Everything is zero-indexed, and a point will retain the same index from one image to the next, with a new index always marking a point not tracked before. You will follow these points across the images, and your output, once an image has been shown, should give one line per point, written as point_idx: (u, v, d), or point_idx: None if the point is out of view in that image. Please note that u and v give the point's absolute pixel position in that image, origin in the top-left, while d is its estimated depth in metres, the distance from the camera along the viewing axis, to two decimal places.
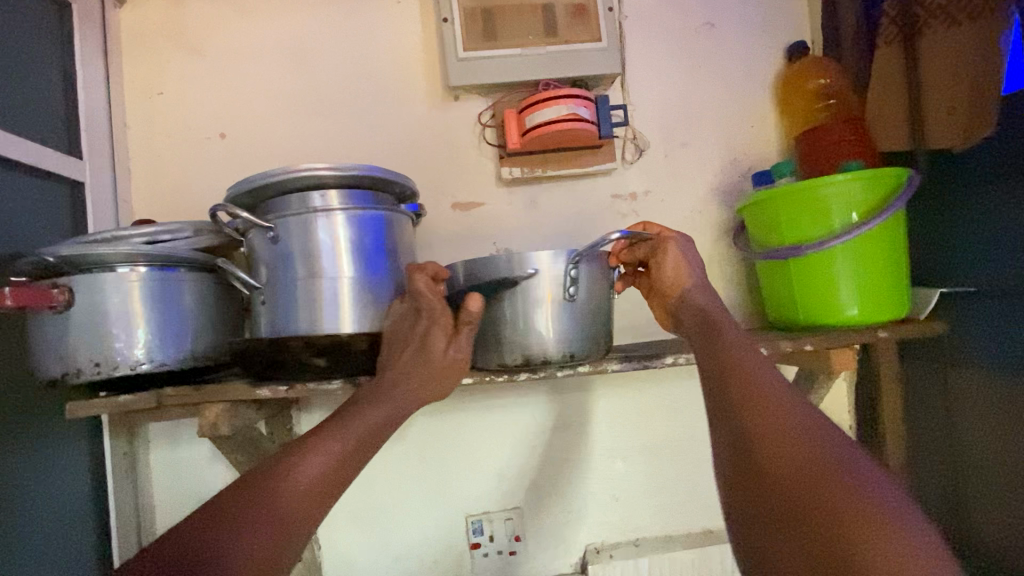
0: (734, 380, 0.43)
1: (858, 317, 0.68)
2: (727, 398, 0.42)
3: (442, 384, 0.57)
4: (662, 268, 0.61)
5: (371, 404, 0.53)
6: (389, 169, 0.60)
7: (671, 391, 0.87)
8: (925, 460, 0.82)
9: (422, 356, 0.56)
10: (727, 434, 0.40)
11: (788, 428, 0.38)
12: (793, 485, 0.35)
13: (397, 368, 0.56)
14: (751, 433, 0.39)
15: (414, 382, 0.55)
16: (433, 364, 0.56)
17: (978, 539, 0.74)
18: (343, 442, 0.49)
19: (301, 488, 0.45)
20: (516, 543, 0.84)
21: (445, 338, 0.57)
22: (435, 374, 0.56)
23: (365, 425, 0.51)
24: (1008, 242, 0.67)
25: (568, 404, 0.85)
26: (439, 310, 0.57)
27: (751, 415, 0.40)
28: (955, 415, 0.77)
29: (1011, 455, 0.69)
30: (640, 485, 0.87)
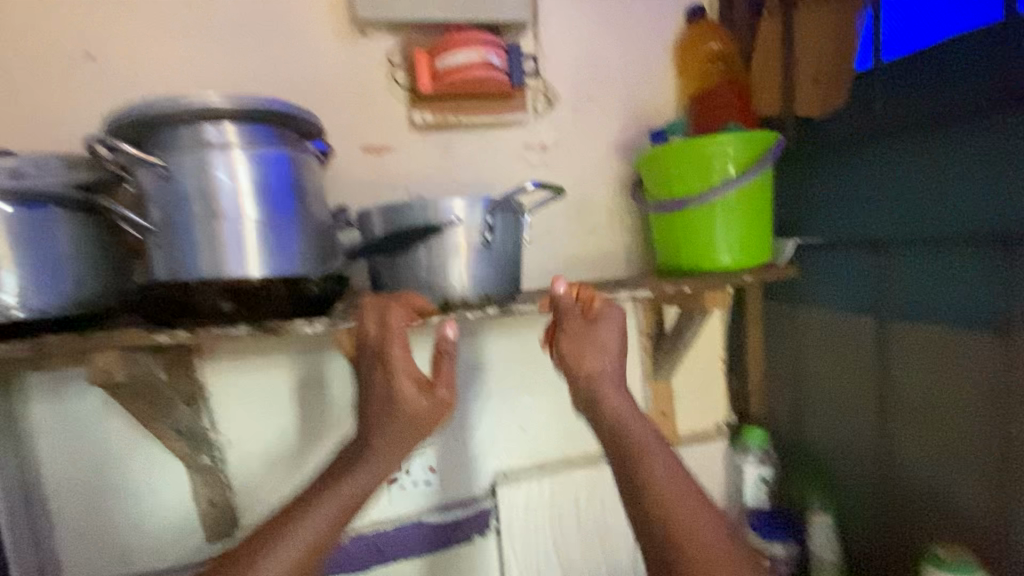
0: (626, 445, 0.57)
1: (730, 263, 0.78)
2: (634, 485, 0.54)
3: (417, 425, 0.63)
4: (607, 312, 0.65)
5: (357, 464, 0.62)
6: (292, 105, 0.58)
7: None
8: (774, 382, 0.99)
9: (388, 397, 0.63)
10: (636, 504, 0.53)
11: (693, 515, 0.51)
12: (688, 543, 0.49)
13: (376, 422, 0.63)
14: (646, 492, 0.53)
15: (392, 421, 0.63)
16: (408, 398, 0.63)
17: (812, 445, 0.93)
18: (325, 514, 0.58)
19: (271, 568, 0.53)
20: (430, 474, 0.90)
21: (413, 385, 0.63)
22: (410, 419, 0.63)
23: (352, 491, 0.60)
24: (850, 199, 0.80)
25: (481, 346, 0.91)
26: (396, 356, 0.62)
27: (638, 476, 0.54)
28: (800, 344, 0.92)
29: (840, 378, 0.86)
30: (544, 417, 0.96)
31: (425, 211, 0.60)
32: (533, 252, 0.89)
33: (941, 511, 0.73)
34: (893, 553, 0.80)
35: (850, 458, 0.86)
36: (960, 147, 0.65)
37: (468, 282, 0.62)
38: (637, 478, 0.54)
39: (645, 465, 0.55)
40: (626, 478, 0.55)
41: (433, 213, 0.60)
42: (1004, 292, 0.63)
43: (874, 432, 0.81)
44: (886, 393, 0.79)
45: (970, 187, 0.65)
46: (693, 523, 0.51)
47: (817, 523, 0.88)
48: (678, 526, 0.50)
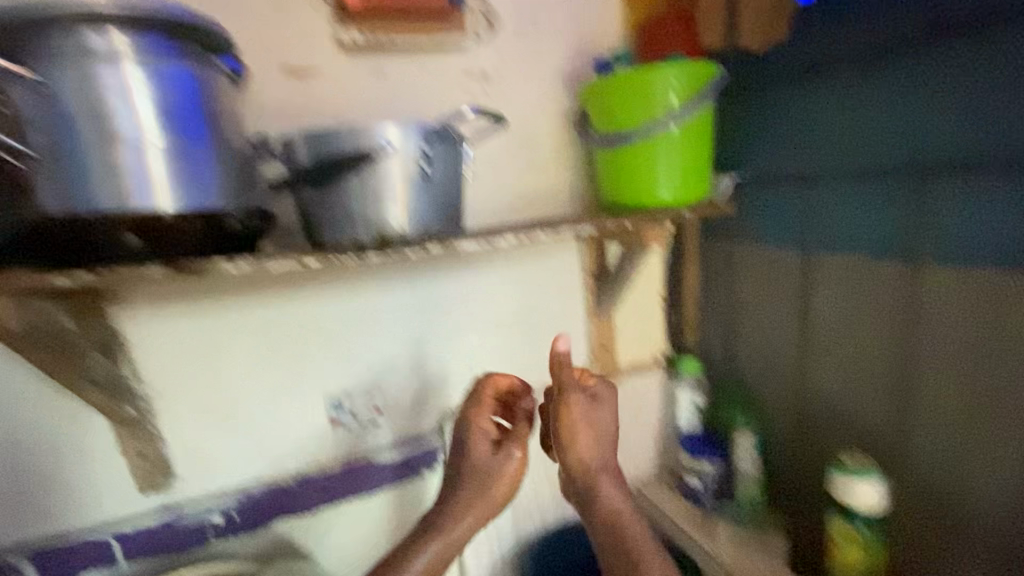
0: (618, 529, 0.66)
1: (671, 199, 0.79)
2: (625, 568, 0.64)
3: (493, 478, 0.80)
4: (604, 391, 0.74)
5: (429, 538, 0.75)
6: (193, 11, 0.51)
7: (522, 267, 0.97)
8: (708, 315, 1.05)
9: (475, 460, 0.81)
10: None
11: None
12: None
13: (454, 518, 0.77)
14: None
15: (470, 489, 0.79)
16: (484, 470, 0.80)
17: (739, 371, 1.00)
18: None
19: None
20: (376, 415, 0.91)
21: (486, 433, 0.84)
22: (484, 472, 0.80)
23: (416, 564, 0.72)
24: (786, 134, 0.82)
25: (423, 287, 0.90)
26: (472, 448, 0.82)
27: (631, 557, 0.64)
28: (733, 278, 0.97)
29: (767, 307, 0.91)
30: (490, 355, 0.97)
31: (357, 138, 0.56)
32: (478, 191, 0.86)
33: (849, 426, 0.81)
34: (806, 461, 0.90)
35: (772, 381, 0.93)
36: (886, 88, 0.68)
37: (407, 219, 0.59)
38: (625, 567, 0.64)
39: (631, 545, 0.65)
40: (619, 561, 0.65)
41: (366, 140, 0.56)
42: (915, 227, 0.68)
43: (793, 357, 0.88)
44: (807, 320, 0.85)
45: (892, 127, 0.69)
46: None
47: (742, 441, 0.96)
48: None
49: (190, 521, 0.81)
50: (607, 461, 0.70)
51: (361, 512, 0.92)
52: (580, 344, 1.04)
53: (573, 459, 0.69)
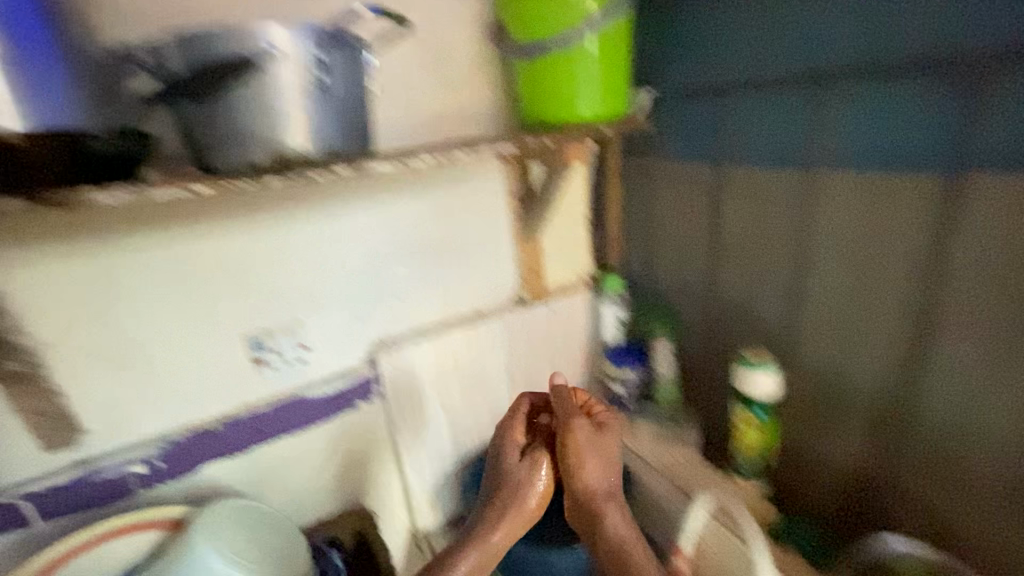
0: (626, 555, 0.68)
1: (591, 113, 0.78)
2: None
3: (526, 511, 0.75)
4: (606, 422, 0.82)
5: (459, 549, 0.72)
6: None
7: (443, 193, 0.96)
8: (630, 231, 1.09)
9: (501, 473, 0.78)
10: None
11: None
12: None
13: (484, 533, 0.73)
14: None
15: (500, 514, 0.74)
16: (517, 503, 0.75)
17: (657, 285, 1.07)
18: None
19: None
20: (303, 350, 0.89)
21: (516, 457, 0.80)
22: (519, 507, 0.75)
23: None
24: (708, 42, 0.83)
25: (340, 216, 0.87)
26: (502, 492, 0.76)
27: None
28: (654, 196, 1.01)
29: (685, 220, 0.96)
30: (417, 284, 0.97)
31: (239, 42, 0.49)
32: (392, 111, 0.81)
33: (750, 325, 0.91)
34: (713, 359, 1.00)
35: (685, 291, 1.01)
36: None
37: (308, 137, 0.54)
38: None
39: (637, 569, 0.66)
40: None
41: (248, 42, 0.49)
42: (816, 134, 0.73)
43: (704, 268, 0.96)
44: (716, 231, 0.91)
45: (810, 31, 0.71)
46: None
47: (659, 347, 1.04)
48: None
49: (111, 473, 0.79)
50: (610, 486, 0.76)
51: (299, 445, 0.93)
52: (506, 267, 1.07)
53: (580, 482, 0.75)
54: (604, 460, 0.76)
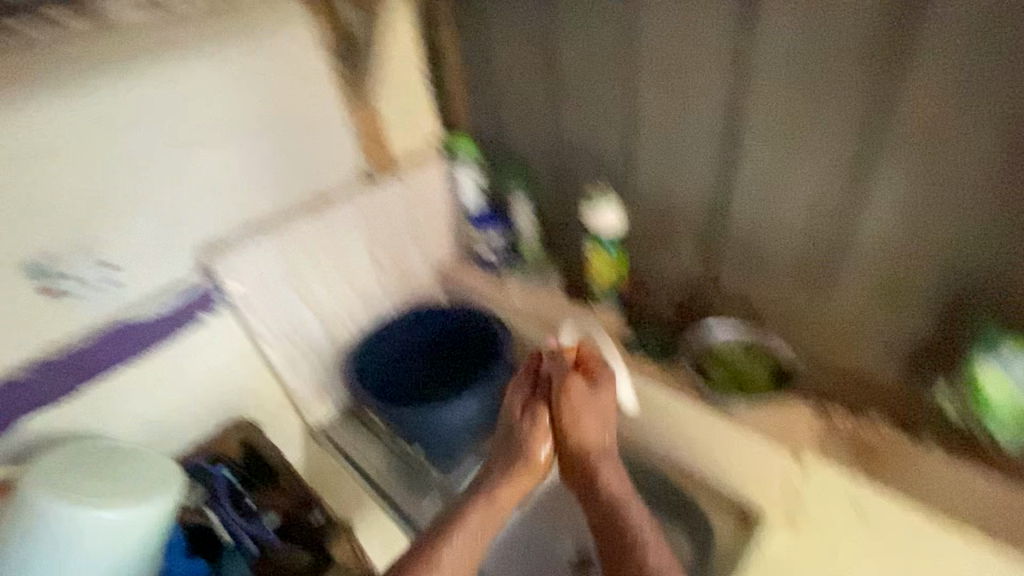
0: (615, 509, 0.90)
1: None
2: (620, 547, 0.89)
3: (527, 463, 0.94)
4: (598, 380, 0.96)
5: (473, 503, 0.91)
6: None
7: (204, 94, 1.01)
8: (476, 83, 1.22)
9: (507, 432, 0.97)
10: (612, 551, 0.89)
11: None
12: None
13: (494, 487, 0.92)
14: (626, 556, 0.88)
15: (507, 468, 0.94)
16: (522, 460, 0.94)
17: (506, 130, 1.22)
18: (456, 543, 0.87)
19: None
20: (110, 270, 0.98)
21: (520, 413, 0.97)
22: (524, 460, 0.94)
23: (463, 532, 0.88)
24: None
25: (113, 111, 0.94)
26: (511, 451, 0.95)
27: (624, 534, 0.89)
28: (488, 42, 1.15)
29: (525, 60, 1.10)
30: (224, 182, 1.06)
31: None
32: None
33: (596, 146, 1.08)
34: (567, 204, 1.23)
35: (529, 125, 1.16)
36: None
37: None
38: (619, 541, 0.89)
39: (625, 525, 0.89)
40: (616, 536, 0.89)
41: None
42: None
43: (545, 101, 1.11)
44: (553, 56, 1.05)
45: None
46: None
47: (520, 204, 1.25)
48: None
49: None
50: (604, 439, 0.94)
51: (152, 359, 1.06)
52: (346, 144, 1.19)
53: (576, 438, 0.93)
54: (596, 415, 0.94)
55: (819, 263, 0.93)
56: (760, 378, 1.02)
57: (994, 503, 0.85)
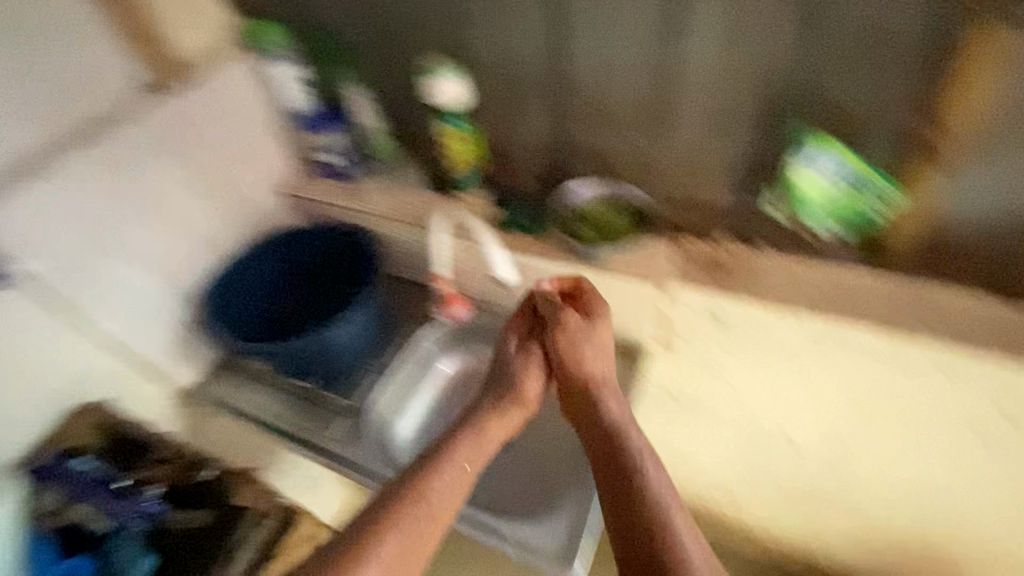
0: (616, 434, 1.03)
1: None
2: (623, 472, 0.99)
3: (519, 390, 1.11)
4: (593, 310, 1.12)
5: (471, 429, 1.06)
6: None
7: None
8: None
9: (503, 367, 1.14)
10: (618, 476, 0.99)
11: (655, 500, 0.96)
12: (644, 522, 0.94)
13: (495, 414, 1.08)
14: (628, 477, 0.98)
15: (504, 396, 1.10)
16: (518, 387, 1.11)
17: (333, 25, 1.24)
18: (455, 467, 0.99)
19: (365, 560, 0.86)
20: None
21: (516, 347, 1.16)
22: (517, 386, 1.11)
23: (457, 457, 1.01)
24: None
25: None
26: (513, 380, 1.11)
27: (628, 459, 1.00)
28: None
29: None
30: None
31: None
32: None
33: (425, 25, 1.15)
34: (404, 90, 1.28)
35: (346, 16, 1.21)
36: None
37: None
38: (624, 461, 1.00)
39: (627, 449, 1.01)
40: (620, 461, 1.00)
41: None
42: None
43: None
44: None
45: None
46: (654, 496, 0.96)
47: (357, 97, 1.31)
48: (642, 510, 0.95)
49: None
50: (603, 367, 1.10)
51: None
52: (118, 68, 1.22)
53: (574, 365, 1.09)
54: (588, 338, 1.10)
55: (663, 104, 1.06)
56: (620, 225, 1.20)
57: (825, 289, 1.07)
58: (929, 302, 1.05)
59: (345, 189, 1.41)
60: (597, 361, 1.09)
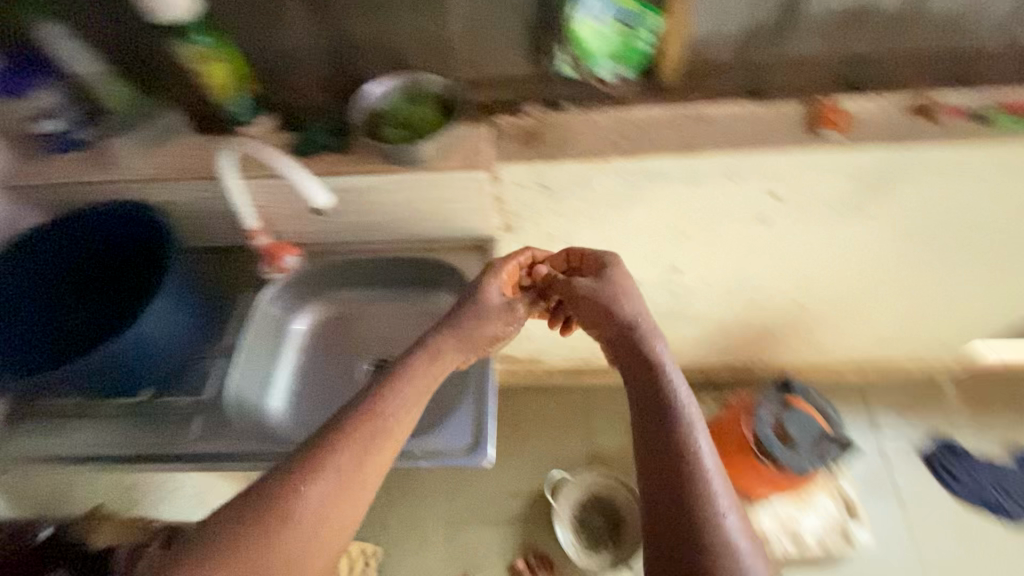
0: (655, 384, 1.01)
1: None
2: (661, 425, 0.95)
3: (478, 324, 1.20)
4: (609, 270, 1.23)
5: (428, 359, 1.12)
6: None
7: None
8: None
9: (472, 311, 1.21)
10: (658, 429, 0.95)
11: (697, 465, 0.89)
12: (683, 486, 0.87)
13: (455, 341, 1.17)
14: (666, 436, 0.93)
15: (449, 329, 1.18)
16: (474, 327, 1.20)
17: None
18: (414, 393, 1.06)
19: (320, 484, 0.92)
20: None
21: (496, 291, 1.25)
22: (474, 321, 1.20)
23: (414, 385, 1.07)
24: None
25: None
26: (496, 328, 1.22)
27: (667, 411, 0.96)
28: None
29: None
30: None
31: None
32: None
33: None
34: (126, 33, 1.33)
35: None
36: None
37: None
38: (660, 420, 0.95)
39: (666, 404, 0.97)
40: (659, 413, 0.96)
41: None
42: None
43: None
44: None
45: None
46: (693, 457, 0.90)
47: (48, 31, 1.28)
48: (680, 470, 0.89)
49: None
50: (640, 313, 1.14)
51: None
52: None
53: (596, 309, 1.17)
54: (612, 292, 1.18)
55: None
56: (422, 110, 1.30)
57: (624, 126, 1.37)
58: (705, 116, 1.37)
59: (92, 156, 1.41)
60: (626, 307, 1.14)
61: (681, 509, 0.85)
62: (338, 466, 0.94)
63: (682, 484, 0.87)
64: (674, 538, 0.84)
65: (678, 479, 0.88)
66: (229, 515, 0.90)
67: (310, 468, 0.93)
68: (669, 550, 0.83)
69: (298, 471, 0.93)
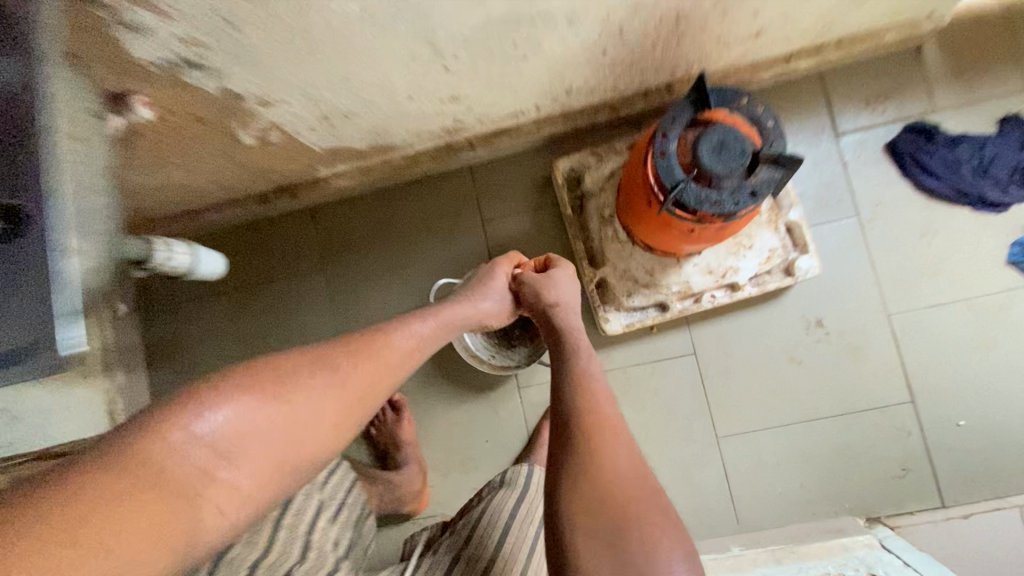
0: (577, 359, 1.33)
1: None
2: (579, 387, 1.26)
3: (473, 315, 1.38)
4: (564, 269, 1.54)
5: (426, 318, 1.20)
6: None
7: None
8: None
9: (470, 303, 1.38)
10: (577, 390, 1.26)
11: (605, 420, 1.20)
12: (596, 438, 1.16)
13: (460, 313, 1.33)
14: (581, 401, 1.23)
15: (460, 302, 1.36)
16: (474, 308, 1.37)
17: None
18: (432, 338, 1.18)
19: (411, 336, 1.10)
20: None
21: (502, 275, 1.52)
22: (472, 311, 1.37)
23: (432, 330, 1.19)
24: None
25: None
26: (485, 317, 1.44)
27: (581, 375, 1.30)
28: None
29: None
30: None
31: None
32: None
33: None
34: None
35: None
36: None
37: None
38: (573, 389, 1.26)
39: (583, 375, 1.29)
40: (579, 379, 1.28)
41: None
42: None
43: None
44: None
45: None
46: (600, 411, 1.22)
47: None
48: (590, 425, 1.19)
49: None
50: (573, 308, 1.46)
51: None
52: None
53: (549, 294, 1.44)
54: (567, 288, 1.48)
55: None
56: None
57: None
58: None
59: None
60: (566, 302, 1.45)
61: (597, 460, 1.13)
62: (421, 331, 1.14)
63: (594, 436, 1.17)
64: (594, 487, 1.10)
65: (594, 435, 1.17)
66: (361, 341, 1.01)
67: (402, 323, 1.13)
68: (591, 496, 1.09)
69: (405, 319, 1.15)
